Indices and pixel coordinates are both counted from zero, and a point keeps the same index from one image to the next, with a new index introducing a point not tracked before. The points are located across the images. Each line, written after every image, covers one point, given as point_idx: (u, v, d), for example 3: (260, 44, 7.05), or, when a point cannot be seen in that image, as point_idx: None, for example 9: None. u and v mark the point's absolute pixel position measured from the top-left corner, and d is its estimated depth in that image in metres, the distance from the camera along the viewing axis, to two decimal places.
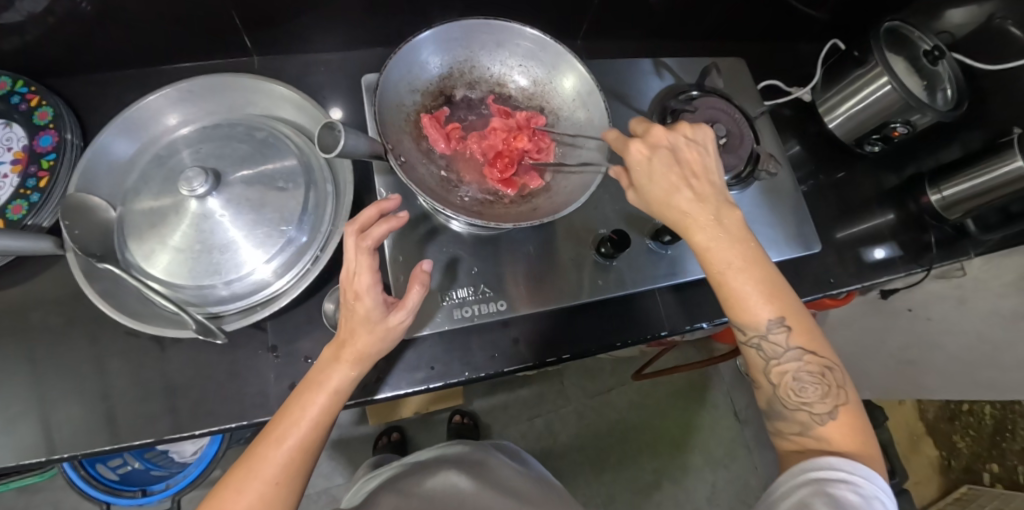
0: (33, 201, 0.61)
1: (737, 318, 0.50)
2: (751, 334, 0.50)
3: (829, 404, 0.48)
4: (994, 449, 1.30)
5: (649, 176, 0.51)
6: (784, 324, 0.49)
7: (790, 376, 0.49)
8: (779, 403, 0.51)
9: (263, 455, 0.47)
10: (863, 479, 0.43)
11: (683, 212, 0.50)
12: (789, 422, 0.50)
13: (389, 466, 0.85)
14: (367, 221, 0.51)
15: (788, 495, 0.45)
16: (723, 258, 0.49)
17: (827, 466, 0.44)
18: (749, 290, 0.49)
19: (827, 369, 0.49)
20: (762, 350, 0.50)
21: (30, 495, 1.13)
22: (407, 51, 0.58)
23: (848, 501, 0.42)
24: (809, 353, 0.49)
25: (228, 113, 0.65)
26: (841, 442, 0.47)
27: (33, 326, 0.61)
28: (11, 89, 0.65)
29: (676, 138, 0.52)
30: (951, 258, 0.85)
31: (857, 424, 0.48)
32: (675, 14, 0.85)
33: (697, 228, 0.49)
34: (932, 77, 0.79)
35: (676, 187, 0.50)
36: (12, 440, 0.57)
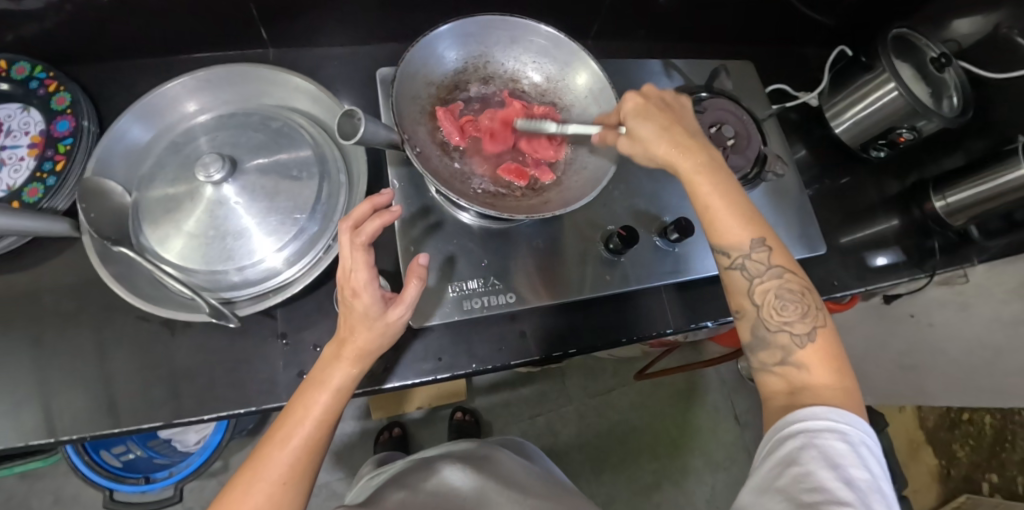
0: (49, 185, 0.62)
1: (722, 238, 0.50)
2: (735, 255, 0.50)
3: (809, 325, 0.48)
4: (993, 459, 1.29)
5: (642, 115, 0.54)
6: (765, 243, 0.50)
7: (771, 295, 0.49)
8: (761, 328, 0.49)
9: (268, 455, 0.47)
10: (847, 425, 0.42)
11: (671, 143, 0.52)
12: (772, 348, 0.48)
13: (396, 463, 0.86)
14: (360, 218, 0.50)
15: (774, 451, 0.43)
16: (710, 179, 0.51)
17: (812, 417, 0.42)
18: (734, 210, 0.50)
19: (807, 290, 0.49)
20: (746, 269, 0.50)
21: (31, 482, 1.13)
22: (424, 44, 0.59)
23: (836, 452, 0.41)
24: (788, 273, 0.49)
25: (244, 102, 0.66)
26: (821, 371, 0.46)
27: (46, 309, 0.62)
28: (30, 74, 0.66)
29: (661, 97, 0.57)
30: (955, 264, 0.85)
31: (834, 350, 0.47)
32: (684, 16, 0.86)
33: (686, 153, 0.52)
34: (938, 85, 0.80)
35: (665, 126, 0.53)
36: (20, 421, 0.58)
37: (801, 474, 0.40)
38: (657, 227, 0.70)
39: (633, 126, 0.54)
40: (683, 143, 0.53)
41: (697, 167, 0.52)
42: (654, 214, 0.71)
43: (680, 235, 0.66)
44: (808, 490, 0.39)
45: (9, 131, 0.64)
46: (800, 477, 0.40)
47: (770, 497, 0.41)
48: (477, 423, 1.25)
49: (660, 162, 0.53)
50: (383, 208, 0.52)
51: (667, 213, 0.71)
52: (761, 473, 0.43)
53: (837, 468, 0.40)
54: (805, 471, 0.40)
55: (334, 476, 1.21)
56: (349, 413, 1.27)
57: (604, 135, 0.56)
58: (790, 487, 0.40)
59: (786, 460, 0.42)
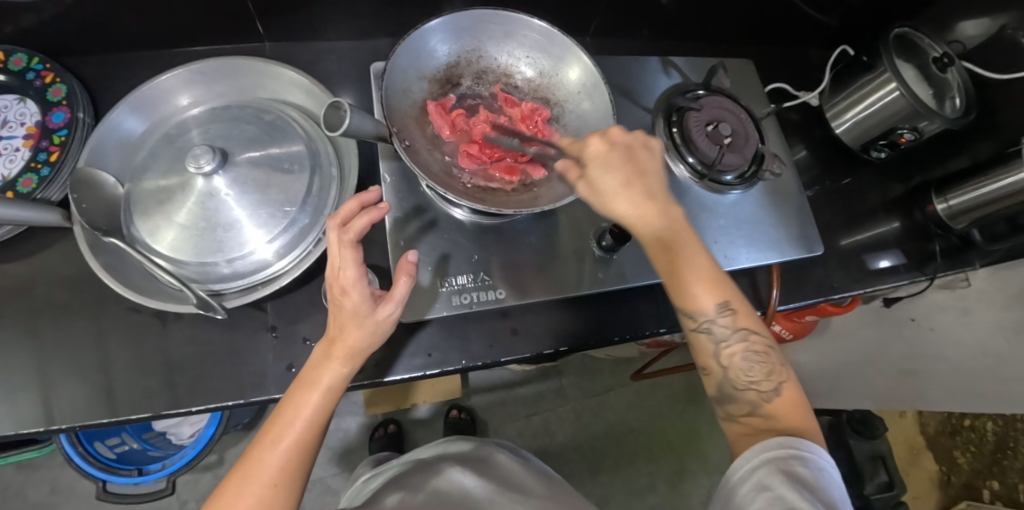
0: (44, 175, 0.62)
1: (688, 304, 0.51)
2: (702, 319, 0.50)
3: (774, 382, 0.50)
4: (994, 466, 1.30)
5: (602, 167, 0.50)
6: (730, 307, 0.50)
7: (738, 358, 0.50)
8: (728, 386, 0.51)
9: (258, 457, 0.47)
10: (811, 453, 0.45)
11: (631, 205, 0.50)
12: (739, 404, 0.50)
13: (392, 464, 0.84)
14: (348, 215, 0.50)
15: (746, 478, 0.45)
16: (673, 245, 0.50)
17: (778, 446, 0.45)
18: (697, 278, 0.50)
19: (769, 348, 0.51)
20: (713, 333, 0.50)
21: (29, 472, 1.13)
22: (416, 38, 0.59)
23: (803, 476, 0.43)
24: (754, 334, 0.50)
25: (237, 95, 0.66)
26: (787, 417, 0.48)
27: (39, 298, 0.62)
28: (26, 65, 0.66)
29: (632, 141, 0.52)
30: (957, 267, 0.84)
31: (798, 399, 0.50)
32: (684, 14, 0.85)
33: (646, 219, 0.50)
34: (941, 85, 0.78)
35: (627, 182, 0.50)
36: (11, 410, 0.58)
37: (772, 497, 0.43)
38: None
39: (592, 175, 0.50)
40: (645, 204, 0.50)
41: (657, 233, 0.50)
42: None
43: None
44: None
45: (5, 122, 0.64)
46: (772, 500, 0.42)
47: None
48: (472, 421, 1.25)
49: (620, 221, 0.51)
50: (371, 205, 0.52)
51: None
52: (736, 502, 0.45)
53: (806, 490, 0.42)
54: (776, 493, 0.42)
55: (330, 473, 1.21)
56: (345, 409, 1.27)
57: (566, 167, 0.52)
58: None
59: (758, 485, 0.44)
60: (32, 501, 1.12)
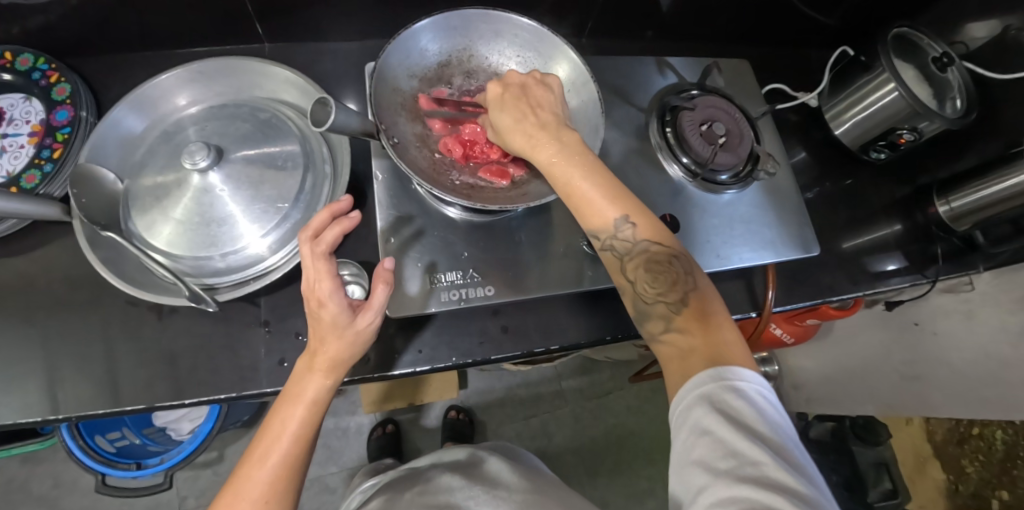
0: (47, 171, 0.63)
1: (588, 224, 0.51)
2: (603, 237, 0.51)
3: (683, 293, 0.49)
4: (1004, 476, 1.19)
5: (498, 107, 0.55)
6: (629, 220, 0.50)
7: (644, 272, 0.50)
8: (642, 302, 0.51)
9: (248, 475, 0.48)
10: (742, 381, 0.43)
11: (523, 134, 0.53)
12: (653, 320, 0.49)
13: (388, 474, 0.86)
14: (320, 226, 0.51)
15: (682, 421, 0.43)
16: (568, 167, 0.51)
17: (706, 379, 0.43)
18: (594, 196, 0.51)
19: (674, 259, 0.50)
20: (616, 249, 0.51)
21: (33, 466, 1.15)
22: (406, 37, 0.60)
23: (739, 411, 0.41)
24: (656, 246, 0.50)
25: (234, 94, 0.68)
26: (700, 331, 0.47)
27: (40, 290, 0.64)
28: (32, 65, 0.68)
29: (522, 77, 0.56)
30: (959, 270, 0.83)
31: (711, 309, 0.48)
32: (681, 15, 0.85)
33: (538, 147, 0.52)
34: (942, 85, 0.78)
35: (519, 116, 0.54)
36: (11, 400, 0.59)
37: (713, 441, 0.41)
38: None
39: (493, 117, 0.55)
40: (537, 134, 0.53)
41: (550, 159, 0.52)
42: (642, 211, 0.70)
43: None
44: (723, 457, 0.40)
45: (11, 120, 0.66)
46: (714, 445, 0.40)
47: (691, 471, 0.41)
48: (470, 422, 1.25)
49: (519, 152, 0.54)
50: (343, 215, 0.54)
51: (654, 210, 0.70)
52: (677, 446, 0.43)
53: (744, 429, 0.40)
54: (714, 437, 0.40)
55: (327, 472, 1.21)
56: (343, 408, 1.28)
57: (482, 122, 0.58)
58: (706, 455, 0.40)
59: (697, 429, 0.42)
60: (35, 494, 1.14)
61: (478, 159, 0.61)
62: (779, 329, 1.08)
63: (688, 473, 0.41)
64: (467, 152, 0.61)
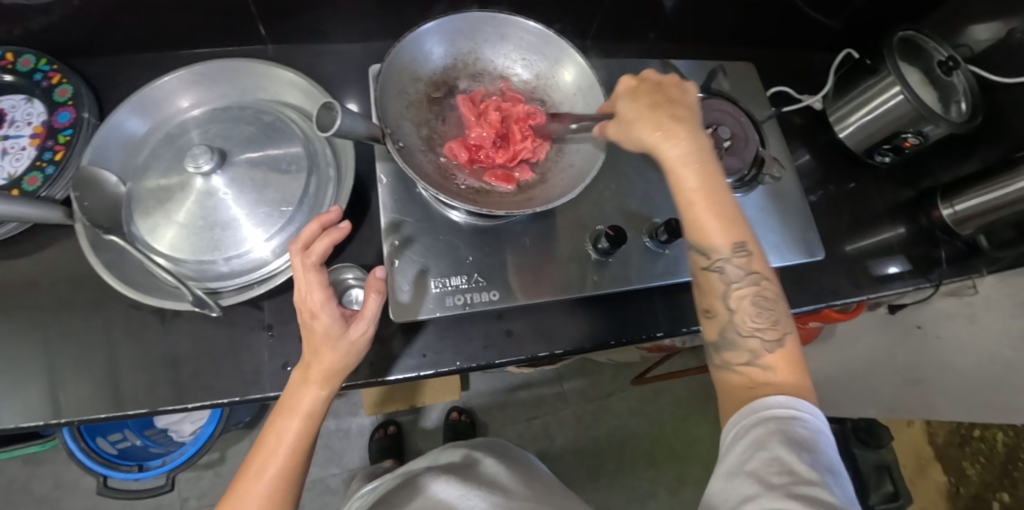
0: (48, 174, 0.63)
1: (705, 239, 0.50)
2: (715, 258, 0.50)
3: (778, 332, 0.49)
4: (1005, 478, 1.23)
5: (628, 98, 0.54)
6: (746, 249, 0.50)
7: (747, 301, 0.50)
8: (732, 330, 0.50)
9: (245, 490, 0.48)
10: (808, 413, 0.44)
11: (658, 127, 0.51)
12: (739, 352, 0.49)
13: (385, 477, 0.85)
14: (309, 238, 0.49)
15: (740, 436, 0.44)
16: (697, 171, 0.50)
17: (775, 404, 0.44)
18: (714, 211, 0.50)
19: (777, 299, 0.51)
20: (726, 273, 0.50)
21: (34, 466, 1.15)
22: (411, 40, 0.60)
23: (801, 437, 0.42)
24: (765, 280, 0.51)
25: (237, 97, 0.67)
26: (785, 371, 0.47)
27: (42, 293, 0.63)
28: (34, 66, 0.67)
29: (664, 80, 0.55)
30: (963, 274, 0.83)
31: (797, 354, 0.49)
32: (685, 17, 0.85)
33: (671, 139, 0.51)
34: (947, 89, 0.77)
35: (653, 107, 0.52)
36: (13, 403, 0.59)
37: (769, 458, 0.42)
38: (648, 228, 0.69)
39: (619, 110, 0.54)
40: (671, 128, 0.51)
41: (679, 157, 0.50)
42: (646, 214, 0.70)
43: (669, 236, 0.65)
44: (779, 472, 0.41)
45: (13, 121, 0.65)
46: (771, 460, 0.41)
47: (741, 481, 0.42)
48: (472, 424, 1.25)
49: (642, 146, 0.52)
50: (333, 225, 0.52)
51: (659, 214, 0.70)
52: (729, 458, 0.44)
53: (805, 452, 0.42)
54: (773, 453, 0.41)
55: (328, 473, 1.21)
56: (344, 409, 1.28)
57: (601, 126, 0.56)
58: (760, 469, 0.41)
59: (755, 444, 0.43)
60: (36, 495, 1.13)
61: (483, 162, 0.61)
62: None
63: (736, 482, 0.42)
64: (474, 155, 0.61)
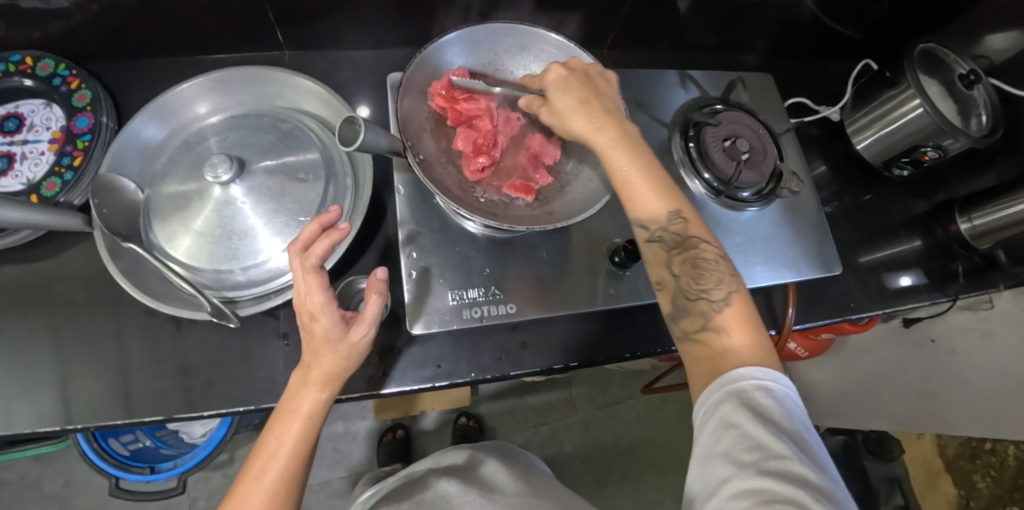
0: (67, 179, 0.63)
1: (644, 212, 0.51)
2: (655, 228, 0.51)
3: (725, 291, 0.49)
4: (1016, 492, 1.24)
5: (561, 91, 0.56)
6: (682, 214, 0.51)
7: (690, 264, 0.50)
8: (682, 298, 0.50)
9: (245, 494, 0.47)
10: (772, 382, 0.43)
11: (588, 120, 0.54)
12: (692, 317, 0.49)
13: (386, 482, 0.84)
14: (309, 239, 0.49)
15: (709, 417, 0.43)
16: (627, 154, 0.52)
17: (738, 379, 0.43)
18: (648, 185, 0.51)
19: (720, 259, 0.51)
20: (666, 241, 0.51)
21: (45, 464, 1.16)
22: (432, 51, 0.61)
23: (766, 408, 0.42)
24: (705, 241, 0.51)
25: (255, 104, 0.67)
26: (739, 334, 0.47)
27: (58, 298, 0.64)
28: (53, 71, 0.68)
29: (585, 69, 0.58)
30: (981, 288, 0.82)
31: (749, 311, 0.49)
32: (703, 26, 0.84)
33: (600, 130, 0.53)
34: (966, 103, 0.77)
35: (584, 101, 0.55)
36: (28, 408, 0.59)
37: (739, 435, 0.41)
38: None
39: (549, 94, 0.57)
40: (599, 117, 0.54)
41: (612, 142, 0.53)
42: None
43: None
44: (748, 449, 0.40)
45: (32, 126, 0.66)
46: (739, 438, 0.41)
47: (715, 463, 0.41)
48: (480, 429, 1.25)
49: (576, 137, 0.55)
50: (333, 226, 0.52)
51: None
52: (702, 442, 0.43)
53: (770, 423, 0.41)
54: (741, 430, 0.41)
55: (336, 476, 1.21)
56: (352, 412, 1.28)
57: (531, 102, 0.59)
58: (731, 448, 0.41)
59: (722, 423, 0.42)
60: (46, 493, 1.14)
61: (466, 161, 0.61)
62: (794, 344, 1.07)
63: (712, 466, 0.41)
64: (465, 156, 0.61)
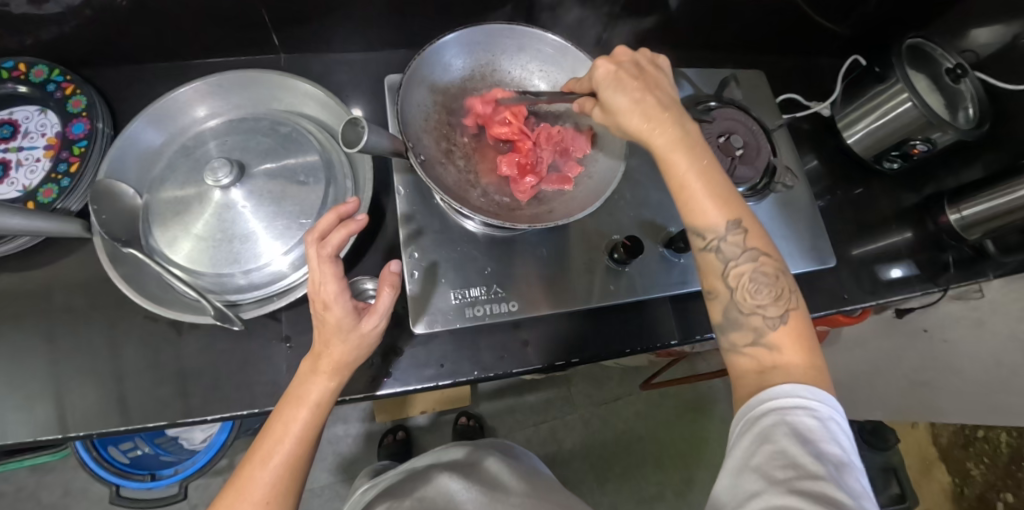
0: (64, 186, 0.63)
1: (699, 220, 0.50)
2: (712, 238, 0.50)
3: (781, 308, 0.49)
4: (1009, 479, 1.28)
5: (613, 86, 0.52)
6: (741, 225, 0.50)
7: (746, 277, 0.50)
8: (734, 308, 0.50)
9: (248, 477, 0.48)
10: (818, 401, 0.43)
11: (643, 119, 0.51)
12: (744, 332, 0.49)
13: (386, 475, 0.84)
14: (326, 229, 0.49)
15: (747, 431, 0.44)
16: (684, 156, 0.50)
17: (782, 394, 0.43)
18: (707, 192, 0.50)
19: (779, 274, 0.50)
20: (722, 252, 0.50)
21: (42, 474, 1.15)
22: (432, 53, 0.62)
23: (808, 428, 0.42)
24: (763, 255, 0.50)
25: (253, 107, 0.67)
26: (793, 351, 0.47)
27: (56, 306, 0.63)
28: (47, 77, 0.67)
29: (639, 67, 0.54)
30: (970, 278, 0.83)
31: (805, 329, 0.48)
32: (696, 25, 0.85)
33: (658, 128, 0.50)
34: (954, 96, 0.78)
35: (639, 96, 0.52)
36: (28, 416, 0.59)
37: (775, 452, 0.41)
38: (663, 237, 0.70)
39: (607, 98, 0.52)
40: (656, 116, 0.51)
41: (669, 142, 0.50)
42: (660, 224, 0.71)
43: (685, 245, 0.66)
44: (783, 467, 0.40)
45: (27, 133, 0.65)
46: (775, 454, 0.41)
47: (747, 477, 0.42)
48: (481, 428, 1.26)
49: (632, 135, 0.52)
50: (350, 217, 0.51)
51: (673, 224, 0.71)
52: (736, 455, 0.44)
53: (810, 443, 0.41)
54: (778, 447, 0.41)
55: (337, 479, 1.21)
56: (352, 415, 1.28)
57: (583, 104, 0.57)
58: (765, 465, 0.41)
59: (760, 438, 0.43)
60: (45, 503, 1.13)
61: (520, 186, 0.61)
62: None
63: (744, 479, 0.42)
64: (513, 181, 0.62)
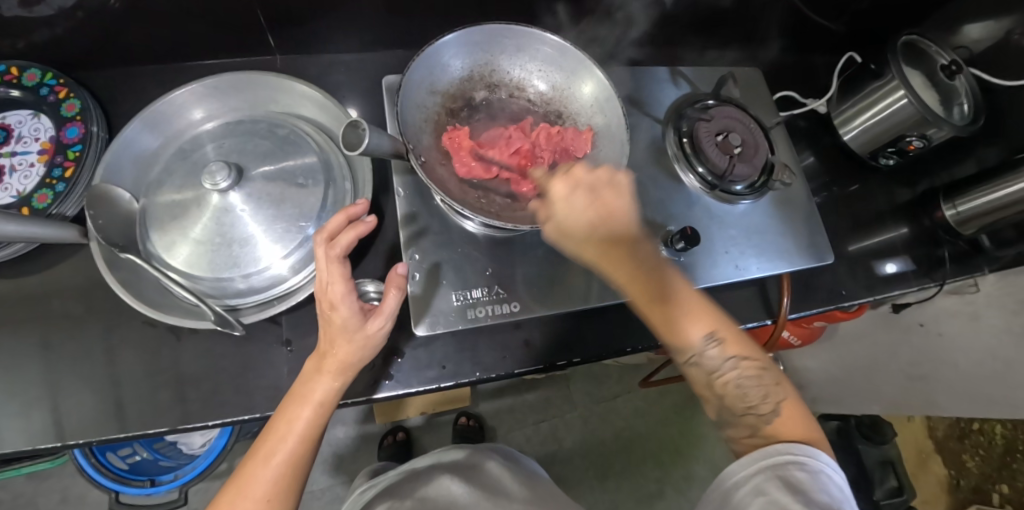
0: (59, 191, 0.62)
1: (675, 342, 0.55)
2: (690, 354, 0.55)
3: (772, 403, 0.53)
4: (1004, 470, 1.29)
5: (564, 210, 0.54)
6: (717, 338, 0.54)
7: (732, 384, 0.54)
8: (727, 411, 0.54)
9: (251, 475, 0.47)
10: (808, 457, 0.48)
11: (596, 251, 0.54)
12: (739, 430, 0.53)
13: (385, 476, 0.83)
14: (336, 230, 0.49)
15: (744, 483, 0.50)
16: (642, 287, 0.54)
17: (774, 452, 0.49)
18: (671, 317, 0.54)
19: (764, 373, 0.54)
20: (704, 365, 0.54)
21: (39, 481, 1.14)
22: (430, 54, 0.61)
23: (799, 480, 0.47)
24: (745, 360, 0.54)
25: (250, 110, 0.67)
26: (789, 429, 0.51)
27: (52, 312, 0.63)
28: (40, 80, 0.66)
29: (590, 189, 0.54)
30: (966, 273, 0.84)
31: (799, 414, 0.53)
32: (692, 23, 0.85)
33: (611, 263, 0.54)
34: (948, 92, 0.79)
35: (590, 223, 0.53)
36: (27, 424, 0.58)
37: (769, 502, 0.47)
38: (663, 236, 0.70)
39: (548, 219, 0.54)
40: (609, 246, 0.54)
41: (625, 272, 0.54)
42: (660, 222, 0.71)
43: (686, 245, 0.65)
44: None
45: (20, 137, 0.65)
46: (768, 503, 0.46)
47: None
48: (480, 428, 1.26)
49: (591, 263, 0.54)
50: (359, 218, 0.52)
51: (673, 222, 0.71)
52: (734, 506, 0.49)
53: (800, 493, 0.46)
54: (770, 498, 0.47)
55: (337, 481, 1.21)
56: (352, 417, 1.28)
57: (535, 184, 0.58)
58: None
59: (756, 489, 0.48)
60: None
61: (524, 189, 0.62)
62: (788, 332, 1.08)
63: None
64: (514, 183, 0.62)
